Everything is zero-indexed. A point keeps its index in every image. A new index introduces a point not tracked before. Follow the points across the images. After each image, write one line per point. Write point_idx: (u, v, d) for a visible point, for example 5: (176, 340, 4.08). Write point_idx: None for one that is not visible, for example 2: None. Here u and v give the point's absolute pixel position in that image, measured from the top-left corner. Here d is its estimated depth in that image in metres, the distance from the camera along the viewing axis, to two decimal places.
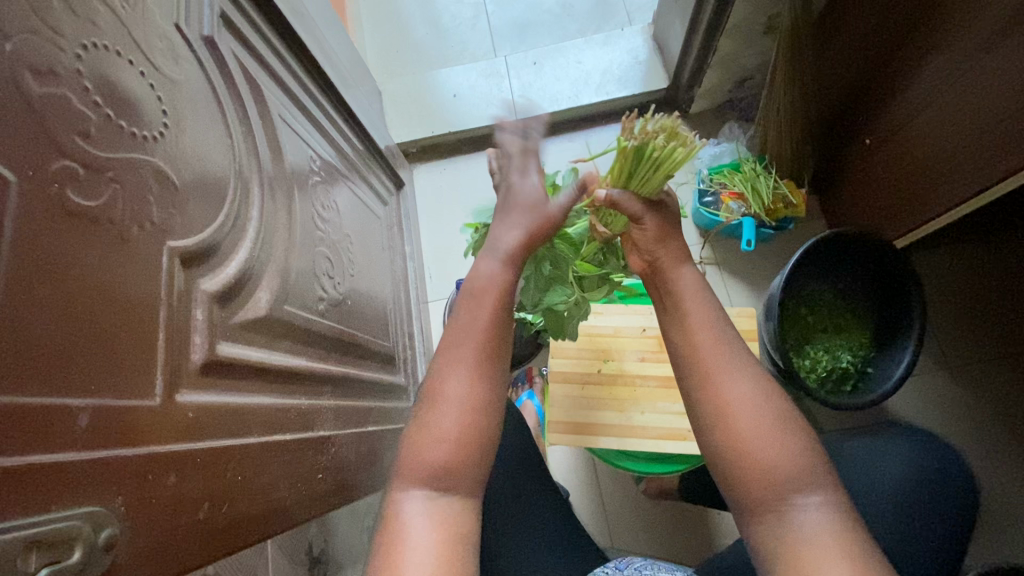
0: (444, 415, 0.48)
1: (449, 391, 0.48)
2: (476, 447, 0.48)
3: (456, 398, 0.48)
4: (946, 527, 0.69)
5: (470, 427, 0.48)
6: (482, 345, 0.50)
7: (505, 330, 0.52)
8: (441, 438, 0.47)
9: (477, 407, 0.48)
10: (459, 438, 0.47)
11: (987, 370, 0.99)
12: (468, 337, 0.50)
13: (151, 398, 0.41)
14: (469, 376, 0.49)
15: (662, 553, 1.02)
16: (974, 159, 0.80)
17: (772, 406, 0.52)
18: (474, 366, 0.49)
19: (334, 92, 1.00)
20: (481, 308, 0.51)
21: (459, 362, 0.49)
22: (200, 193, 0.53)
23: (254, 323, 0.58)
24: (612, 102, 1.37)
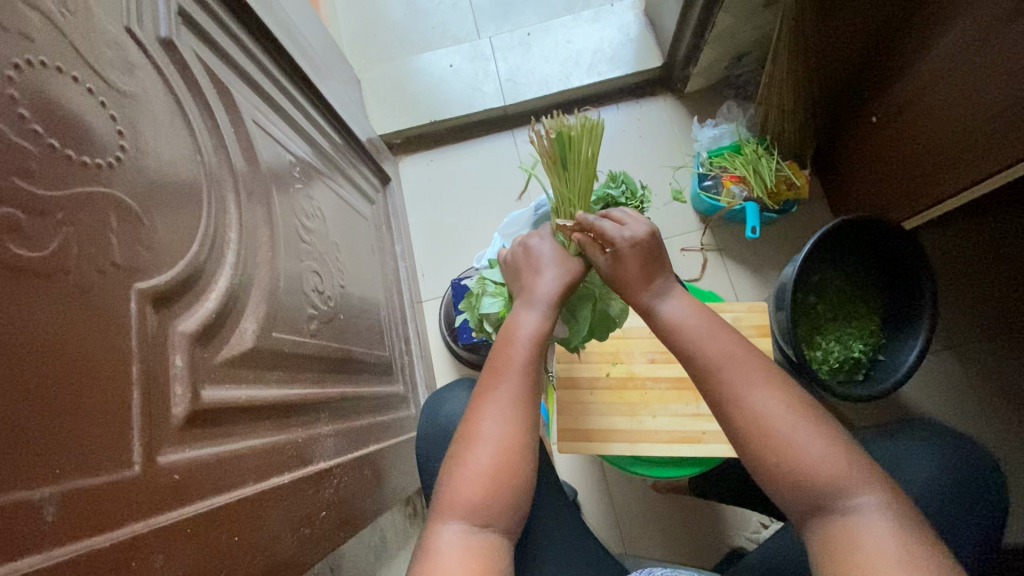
0: (482, 452, 0.57)
1: (487, 430, 0.58)
2: (506, 485, 0.57)
3: (493, 436, 0.58)
4: (980, 525, 0.68)
5: (506, 465, 0.57)
6: (518, 389, 0.60)
7: (535, 374, 0.62)
8: (478, 474, 0.57)
9: (516, 446, 0.58)
10: (493, 473, 0.57)
11: (994, 349, 0.99)
12: (507, 379, 0.60)
13: (129, 468, 0.37)
14: (507, 416, 0.59)
15: (675, 549, 1.01)
16: (990, 140, 0.76)
17: (808, 424, 0.49)
18: (512, 405, 0.59)
19: (310, 88, 0.92)
20: (516, 353, 0.61)
21: (500, 405, 0.59)
22: (170, 222, 0.47)
23: (241, 359, 0.53)
24: (604, 83, 1.31)
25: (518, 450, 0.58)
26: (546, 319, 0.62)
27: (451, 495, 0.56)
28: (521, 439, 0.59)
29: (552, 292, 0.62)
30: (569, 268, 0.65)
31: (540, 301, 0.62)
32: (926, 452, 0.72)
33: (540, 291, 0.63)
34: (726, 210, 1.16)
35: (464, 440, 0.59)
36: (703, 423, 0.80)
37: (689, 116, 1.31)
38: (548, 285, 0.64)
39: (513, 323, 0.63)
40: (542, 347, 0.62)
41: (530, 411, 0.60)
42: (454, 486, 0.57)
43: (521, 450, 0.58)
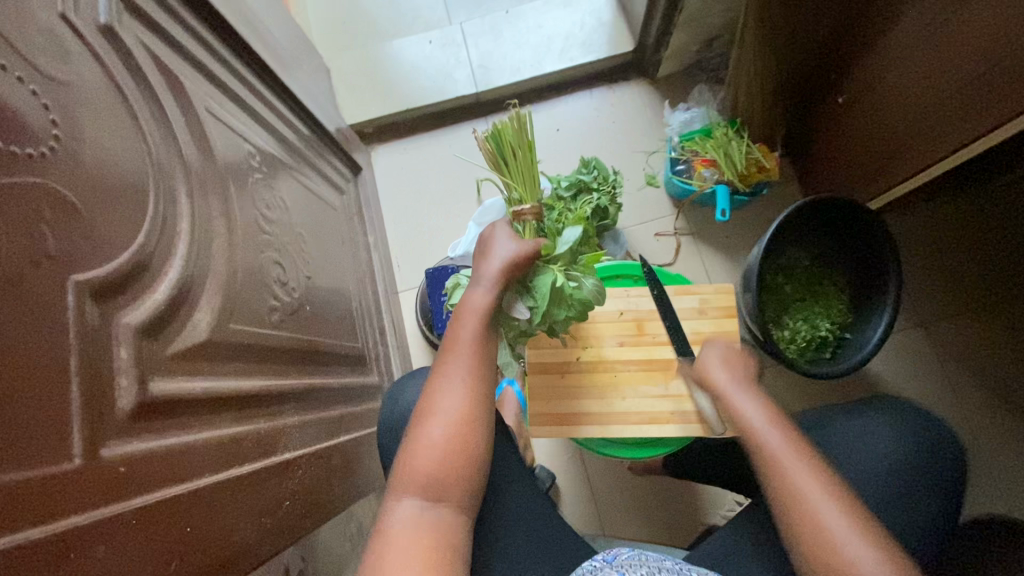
0: (436, 428, 0.58)
1: (441, 407, 0.59)
2: (462, 461, 0.58)
3: (448, 412, 0.59)
4: (942, 499, 0.69)
5: (459, 438, 0.58)
6: (470, 363, 0.61)
7: (487, 349, 0.63)
8: (433, 450, 0.57)
9: (468, 420, 0.59)
10: (449, 449, 0.57)
11: (958, 325, 1.01)
12: (459, 354, 0.61)
13: (68, 461, 0.36)
14: (461, 391, 0.60)
15: (650, 530, 1.02)
16: (952, 117, 0.77)
17: None
18: (465, 380, 0.60)
19: (273, 76, 0.91)
20: (467, 328, 0.62)
21: (453, 380, 0.60)
22: (113, 213, 0.46)
23: (195, 350, 0.52)
24: (576, 69, 1.30)
25: (477, 430, 0.59)
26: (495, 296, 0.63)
27: (408, 477, 0.56)
28: (478, 418, 0.59)
29: (500, 266, 0.63)
30: (528, 245, 0.65)
31: (487, 279, 0.63)
32: (886, 435, 0.72)
33: (487, 271, 0.64)
34: (698, 194, 1.17)
35: (419, 418, 0.59)
36: (671, 405, 0.81)
37: (661, 100, 1.31)
38: (498, 261, 0.64)
39: (464, 299, 0.63)
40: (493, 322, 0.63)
41: (483, 386, 0.61)
42: (407, 460, 0.57)
43: (476, 426, 0.59)
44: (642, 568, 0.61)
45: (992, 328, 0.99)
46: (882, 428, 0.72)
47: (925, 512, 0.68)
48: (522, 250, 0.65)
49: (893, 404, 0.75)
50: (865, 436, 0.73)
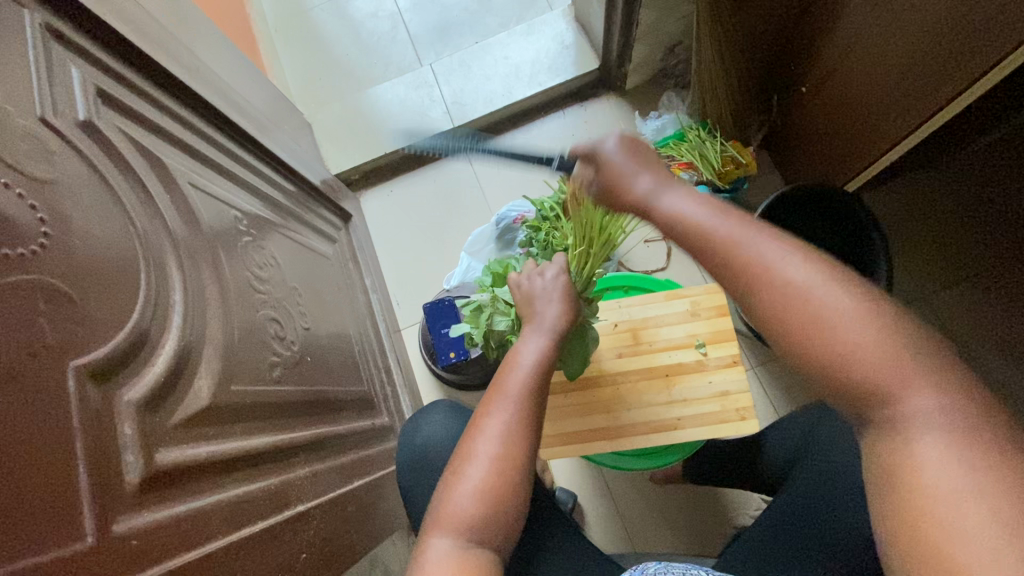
0: (476, 468, 0.59)
1: (483, 446, 0.60)
2: (502, 502, 0.58)
3: (489, 452, 0.59)
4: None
5: (499, 481, 0.58)
6: (517, 407, 0.61)
7: (535, 397, 0.63)
8: (471, 490, 0.58)
9: (510, 464, 0.59)
10: (486, 490, 0.58)
11: (958, 293, 1.03)
12: (507, 394, 0.62)
13: (81, 541, 0.38)
14: (502, 432, 0.60)
15: (682, 538, 1.01)
16: (914, 92, 0.78)
17: None
18: (506, 424, 0.60)
19: (251, 140, 0.94)
20: (516, 370, 0.64)
21: (498, 422, 0.61)
22: (107, 296, 0.49)
23: (199, 416, 0.54)
24: (547, 92, 1.34)
25: (517, 473, 0.59)
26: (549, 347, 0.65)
27: (444, 515, 0.57)
28: (516, 458, 0.60)
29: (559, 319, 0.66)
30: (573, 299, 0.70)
31: (546, 326, 0.65)
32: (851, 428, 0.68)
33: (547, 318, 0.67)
34: None
35: (462, 456, 0.60)
36: (678, 410, 0.81)
37: (633, 111, 1.33)
38: (553, 312, 0.67)
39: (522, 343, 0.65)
40: (544, 372, 0.65)
41: (529, 430, 0.61)
42: (449, 502, 0.58)
43: (517, 469, 0.59)
44: (661, 567, 0.64)
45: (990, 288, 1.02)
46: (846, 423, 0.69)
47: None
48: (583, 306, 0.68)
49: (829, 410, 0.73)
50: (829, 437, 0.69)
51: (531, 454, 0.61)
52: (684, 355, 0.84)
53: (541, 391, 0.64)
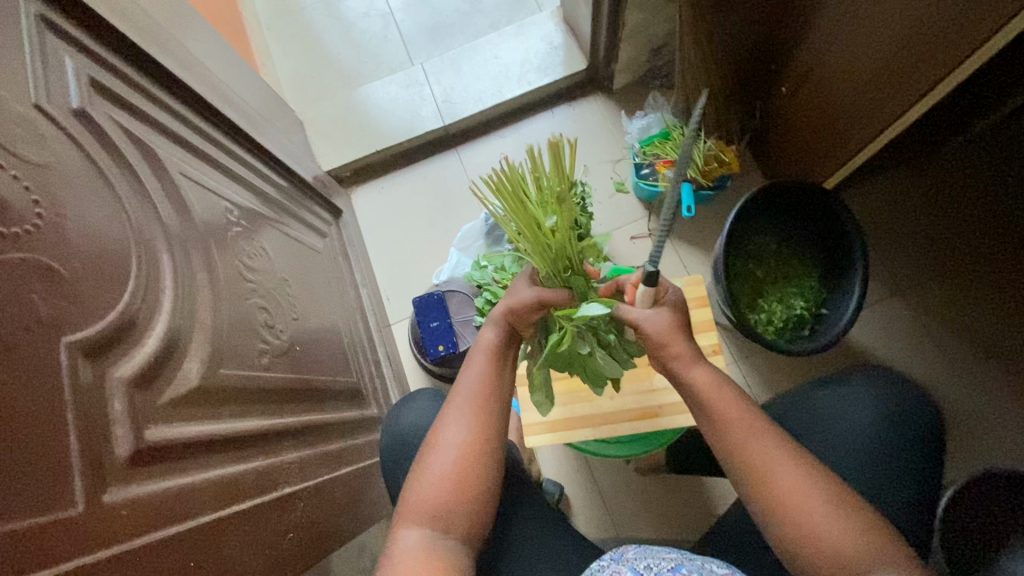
0: (440, 458, 0.61)
1: (447, 437, 0.61)
2: (467, 491, 0.60)
3: (452, 442, 0.61)
4: (922, 487, 0.70)
5: (465, 471, 0.60)
6: (478, 398, 0.63)
7: (495, 386, 0.64)
8: (436, 480, 0.59)
9: (474, 453, 0.61)
10: (452, 480, 0.60)
11: (943, 290, 1.06)
12: (468, 385, 0.64)
13: (71, 507, 0.40)
14: (464, 422, 0.62)
15: (664, 527, 1.02)
16: (886, 90, 0.82)
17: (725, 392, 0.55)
18: (468, 414, 0.62)
19: (243, 134, 0.96)
20: (475, 364, 0.65)
21: (459, 413, 0.62)
22: (98, 277, 0.50)
23: (188, 396, 0.55)
24: (535, 91, 1.36)
25: (482, 461, 0.61)
26: (504, 334, 0.66)
27: (412, 504, 0.59)
28: (480, 447, 0.61)
29: (505, 308, 0.66)
30: (529, 297, 0.66)
31: (494, 317, 0.66)
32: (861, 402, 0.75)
33: (498, 312, 0.67)
34: (665, 194, 1.20)
35: (427, 449, 0.62)
36: (659, 397, 0.84)
37: (620, 110, 1.36)
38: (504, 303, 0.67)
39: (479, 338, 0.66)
40: (500, 359, 0.66)
41: (492, 419, 0.63)
42: (415, 492, 0.60)
43: (481, 458, 0.61)
44: (640, 553, 0.67)
45: (990, 282, 1.04)
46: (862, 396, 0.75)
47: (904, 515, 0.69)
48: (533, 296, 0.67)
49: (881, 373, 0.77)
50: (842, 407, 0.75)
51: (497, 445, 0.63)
52: None
53: (502, 381, 0.65)
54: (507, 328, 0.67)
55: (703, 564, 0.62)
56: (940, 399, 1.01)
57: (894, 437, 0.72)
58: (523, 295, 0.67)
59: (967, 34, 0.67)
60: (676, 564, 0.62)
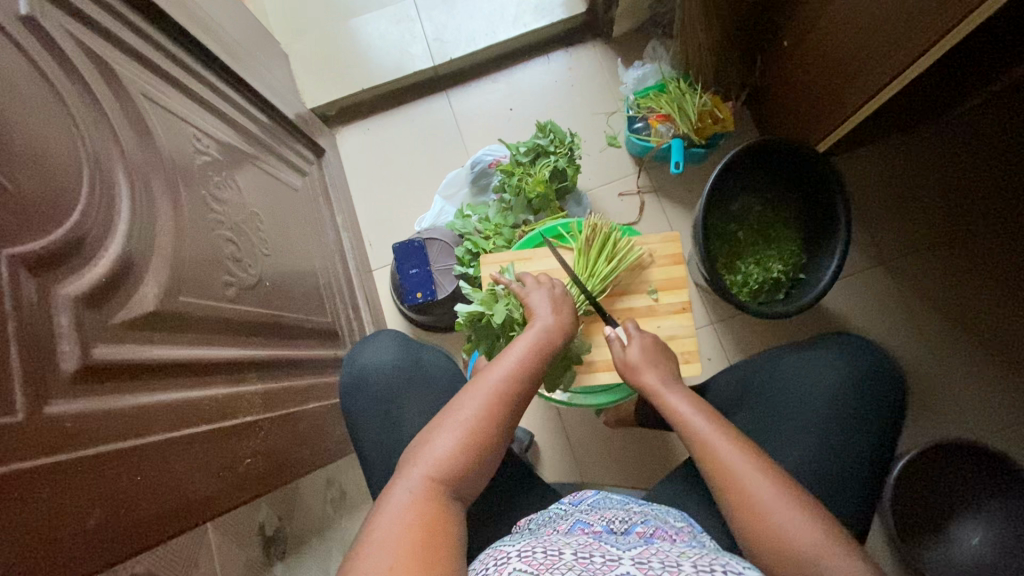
0: (450, 433, 0.59)
1: (462, 410, 0.61)
2: (470, 468, 0.59)
3: (465, 415, 0.60)
4: (876, 451, 0.71)
5: (473, 447, 0.59)
6: (500, 384, 0.63)
7: (520, 376, 0.65)
8: (443, 451, 0.58)
9: (485, 433, 0.60)
10: (458, 454, 0.58)
11: (922, 260, 1.06)
12: (492, 370, 0.65)
13: (13, 415, 0.40)
14: (482, 399, 0.62)
15: (627, 477, 1.06)
16: (883, 48, 0.78)
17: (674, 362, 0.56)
18: (487, 393, 0.62)
19: (217, 61, 0.92)
20: (510, 353, 0.66)
21: (480, 390, 0.62)
22: (46, 194, 0.49)
23: (143, 319, 0.55)
24: (531, 34, 1.31)
25: (493, 440, 0.61)
26: (540, 331, 0.69)
27: (415, 467, 0.57)
28: (490, 427, 0.61)
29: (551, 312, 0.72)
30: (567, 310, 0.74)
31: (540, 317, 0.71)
32: (827, 365, 0.75)
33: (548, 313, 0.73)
34: (657, 150, 1.17)
35: (439, 421, 0.61)
36: None
37: (617, 60, 1.31)
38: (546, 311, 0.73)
39: (519, 335, 0.69)
40: (536, 353, 0.68)
41: (508, 408, 0.63)
42: (420, 459, 0.58)
43: (488, 435, 0.60)
44: (598, 502, 0.68)
45: (967, 255, 1.04)
46: (828, 360, 0.75)
47: (844, 499, 0.70)
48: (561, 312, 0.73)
49: (848, 338, 0.77)
50: (805, 371, 0.76)
51: (499, 438, 0.62)
52: (637, 301, 0.86)
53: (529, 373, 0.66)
54: (544, 327, 0.70)
55: (659, 516, 0.65)
56: (906, 370, 1.02)
57: (851, 411, 0.72)
58: (558, 312, 0.73)
59: (956, 2, 0.64)
60: (640, 517, 0.64)
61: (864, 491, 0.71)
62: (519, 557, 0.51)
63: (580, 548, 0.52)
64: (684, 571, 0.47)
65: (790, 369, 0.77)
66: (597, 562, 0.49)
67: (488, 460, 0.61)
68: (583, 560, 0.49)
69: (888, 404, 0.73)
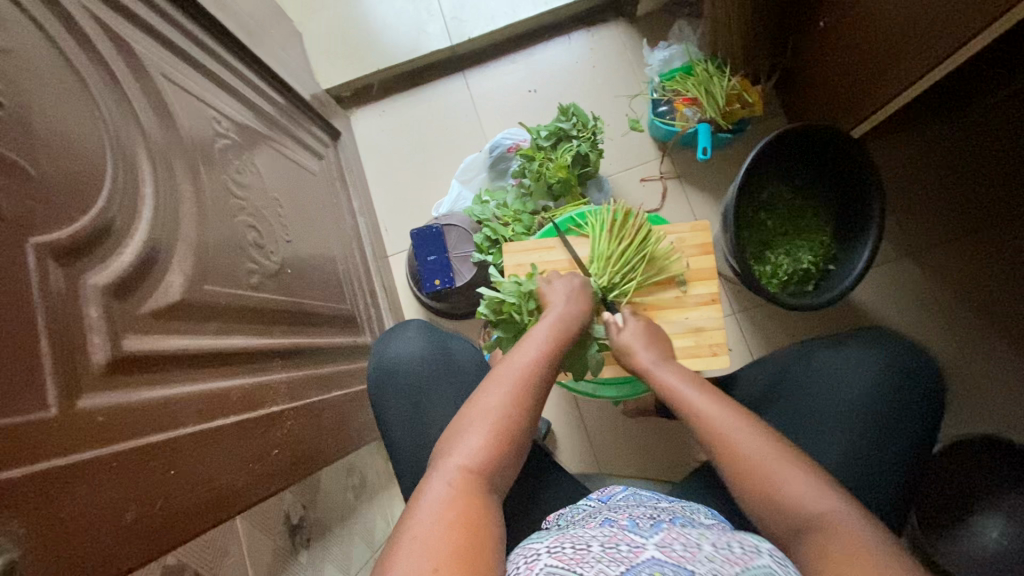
0: (479, 428, 0.59)
1: (487, 403, 0.61)
2: (500, 461, 0.58)
3: (492, 407, 0.61)
4: (914, 450, 0.70)
5: (501, 440, 0.59)
6: (521, 376, 0.64)
7: (540, 367, 0.66)
8: (473, 446, 0.58)
9: (512, 425, 0.60)
10: (489, 448, 0.58)
11: (957, 252, 1.03)
12: (512, 362, 0.65)
13: (45, 409, 0.39)
14: (506, 390, 0.62)
15: (647, 468, 1.05)
16: (925, 31, 0.74)
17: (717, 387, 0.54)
18: (511, 385, 0.63)
19: (234, 39, 0.89)
20: (527, 345, 0.67)
21: (503, 382, 0.63)
22: (69, 180, 0.47)
23: (170, 309, 0.54)
24: (552, 13, 1.26)
25: (520, 431, 0.61)
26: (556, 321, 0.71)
27: (445, 464, 0.56)
28: (516, 419, 0.61)
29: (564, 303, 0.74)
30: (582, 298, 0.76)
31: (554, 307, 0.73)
32: (863, 362, 0.73)
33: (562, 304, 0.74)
34: (681, 135, 1.14)
35: (465, 418, 0.61)
36: None
37: (641, 40, 1.27)
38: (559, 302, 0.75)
39: (535, 327, 0.70)
40: (553, 344, 0.69)
41: (531, 400, 0.63)
42: (449, 456, 0.57)
43: (515, 425, 0.60)
44: (628, 499, 0.67)
45: (1005, 246, 1.01)
46: (864, 356, 0.74)
47: (880, 498, 0.68)
48: (575, 303, 0.75)
49: (886, 333, 0.75)
50: (840, 366, 0.74)
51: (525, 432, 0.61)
52: (664, 292, 0.84)
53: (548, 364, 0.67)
54: (559, 318, 0.72)
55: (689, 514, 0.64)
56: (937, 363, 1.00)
57: (888, 408, 0.71)
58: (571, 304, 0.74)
59: None
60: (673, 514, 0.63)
61: (900, 489, 0.69)
62: (549, 553, 0.49)
63: (605, 540, 0.51)
64: (710, 555, 0.47)
65: (824, 364, 0.75)
66: (624, 551, 0.49)
67: (516, 453, 0.61)
68: (610, 551, 0.49)
69: (927, 402, 0.71)
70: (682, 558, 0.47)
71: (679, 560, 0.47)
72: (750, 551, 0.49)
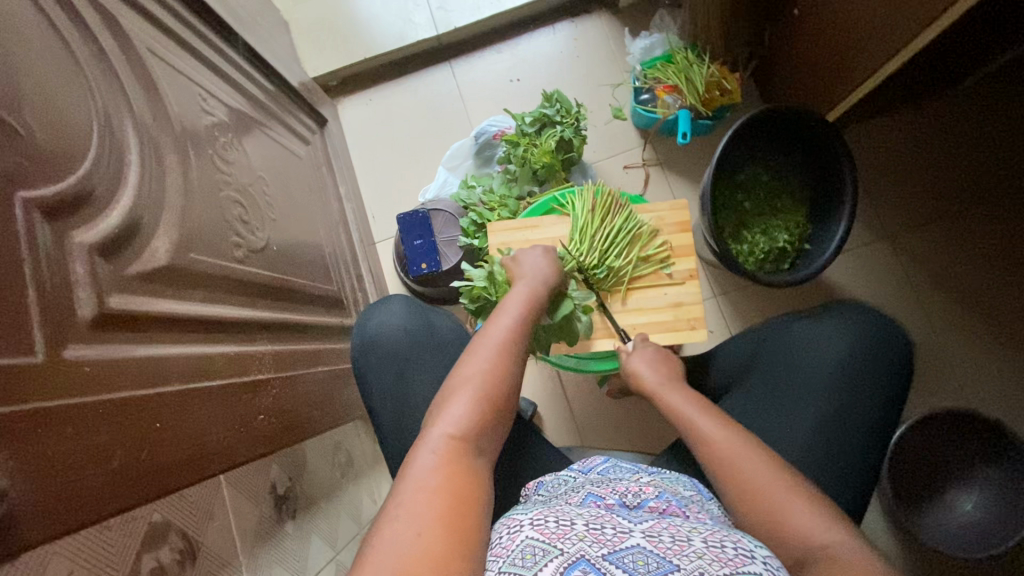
0: (463, 396, 0.60)
1: (468, 372, 0.63)
2: (485, 427, 0.60)
3: (474, 375, 0.62)
4: (882, 414, 0.73)
5: (484, 407, 0.60)
6: (500, 343, 0.65)
7: (518, 335, 0.67)
8: (459, 413, 0.59)
9: (494, 393, 0.62)
10: (473, 415, 0.59)
11: (927, 233, 1.06)
12: (491, 332, 0.67)
13: (32, 355, 0.40)
14: (486, 358, 0.64)
15: (630, 446, 1.07)
16: (891, 16, 0.78)
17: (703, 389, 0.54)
18: (491, 354, 0.64)
19: (220, 22, 0.90)
20: (505, 314, 0.69)
21: (483, 351, 0.64)
22: (57, 141, 0.48)
23: (156, 273, 0.55)
24: (536, 3, 1.29)
25: (502, 399, 0.62)
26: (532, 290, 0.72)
27: (431, 432, 0.58)
28: (498, 384, 0.62)
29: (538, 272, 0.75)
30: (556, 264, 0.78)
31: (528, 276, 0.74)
32: (835, 332, 0.76)
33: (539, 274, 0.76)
34: (663, 122, 1.16)
35: (449, 389, 0.62)
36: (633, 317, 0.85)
37: (623, 30, 1.29)
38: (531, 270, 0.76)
39: (510, 297, 0.71)
40: (530, 312, 0.70)
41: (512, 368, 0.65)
42: (434, 425, 0.58)
43: (497, 390, 0.62)
44: (608, 471, 0.69)
45: (972, 227, 1.05)
46: (835, 326, 0.76)
47: (850, 461, 0.71)
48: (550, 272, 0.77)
49: (856, 305, 0.78)
50: (813, 337, 0.77)
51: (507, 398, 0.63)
52: (644, 268, 0.86)
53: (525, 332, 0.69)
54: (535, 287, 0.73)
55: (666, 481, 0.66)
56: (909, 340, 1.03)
57: (858, 375, 0.73)
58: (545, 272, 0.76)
59: None
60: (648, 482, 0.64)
61: (869, 453, 0.72)
62: (533, 526, 0.50)
63: (592, 519, 0.51)
64: (694, 547, 0.47)
65: (798, 335, 0.78)
66: (608, 534, 0.49)
67: (499, 419, 0.62)
68: (595, 531, 0.49)
69: (895, 368, 0.74)
70: (664, 546, 0.47)
71: (662, 550, 0.46)
72: (739, 548, 0.48)
